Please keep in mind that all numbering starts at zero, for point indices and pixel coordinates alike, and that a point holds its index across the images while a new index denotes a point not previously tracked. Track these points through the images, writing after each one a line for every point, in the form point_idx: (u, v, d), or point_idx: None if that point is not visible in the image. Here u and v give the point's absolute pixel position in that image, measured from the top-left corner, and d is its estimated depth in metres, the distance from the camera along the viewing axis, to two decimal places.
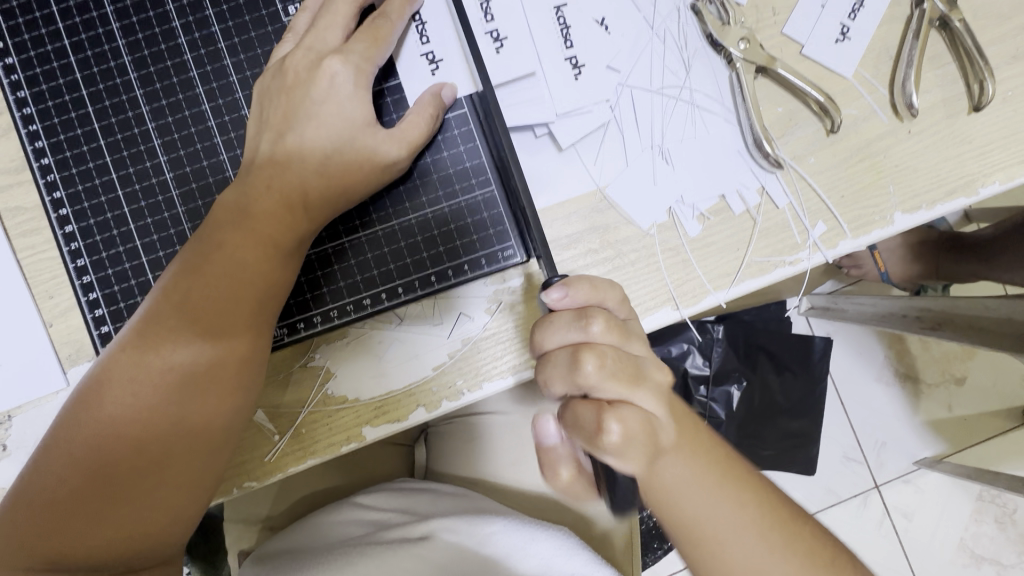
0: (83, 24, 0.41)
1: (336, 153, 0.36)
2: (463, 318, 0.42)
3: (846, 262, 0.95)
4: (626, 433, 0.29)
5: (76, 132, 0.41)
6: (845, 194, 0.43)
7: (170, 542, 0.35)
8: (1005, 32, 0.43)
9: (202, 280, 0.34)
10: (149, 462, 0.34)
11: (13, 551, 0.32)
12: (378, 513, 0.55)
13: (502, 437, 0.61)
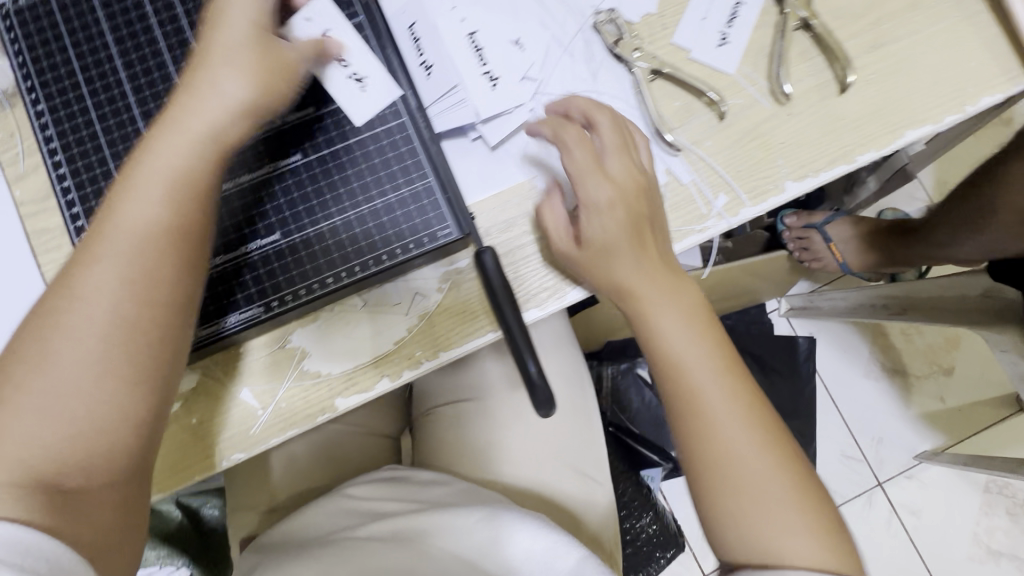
0: (82, 44, 0.46)
1: (240, 54, 0.39)
2: (418, 296, 0.48)
3: (807, 256, 1.03)
4: (583, 257, 0.45)
5: (82, 137, 0.45)
6: (741, 169, 0.49)
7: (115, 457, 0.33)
8: (859, 28, 0.51)
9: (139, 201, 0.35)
10: (94, 389, 0.32)
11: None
12: (372, 505, 0.59)
13: (476, 422, 0.67)
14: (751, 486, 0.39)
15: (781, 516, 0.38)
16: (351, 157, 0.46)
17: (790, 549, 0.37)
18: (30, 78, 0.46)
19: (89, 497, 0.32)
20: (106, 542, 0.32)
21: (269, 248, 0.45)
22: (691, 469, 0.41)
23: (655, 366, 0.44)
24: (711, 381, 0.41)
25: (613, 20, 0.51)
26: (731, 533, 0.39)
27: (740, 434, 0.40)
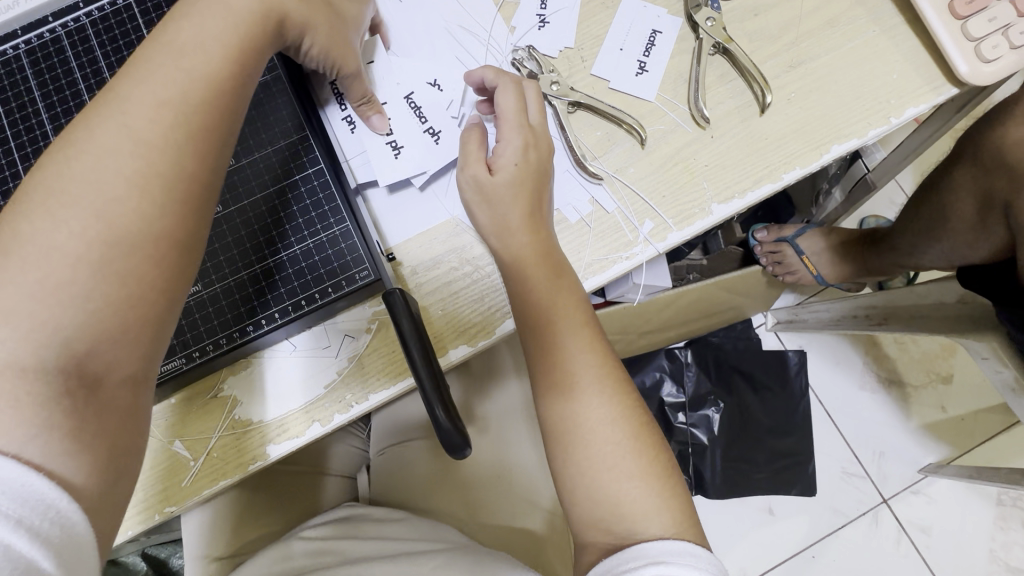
0: (12, 106, 0.47)
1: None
2: (348, 338, 0.49)
3: (780, 269, 0.99)
4: (488, 191, 0.46)
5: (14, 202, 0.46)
6: (665, 195, 0.49)
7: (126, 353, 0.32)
8: (777, 49, 0.51)
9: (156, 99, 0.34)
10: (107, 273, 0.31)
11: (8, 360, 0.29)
12: (321, 544, 0.57)
13: (433, 458, 0.67)
14: (600, 442, 0.42)
15: (627, 475, 0.42)
16: (270, 205, 0.47)
17: (629, 502, 0.41)
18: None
19: (105, 402, 0.31)
20: (115, 463, 0.31)
21: (189, 300, 0.46)
22: (550, 426, 0.44)
23: (523, 324, 0.45)
24: (569, 342, 0.44)
25: (532, 57, 0.52)
26: (579, 488, 0.43)
27: (595, 397, 0.43)
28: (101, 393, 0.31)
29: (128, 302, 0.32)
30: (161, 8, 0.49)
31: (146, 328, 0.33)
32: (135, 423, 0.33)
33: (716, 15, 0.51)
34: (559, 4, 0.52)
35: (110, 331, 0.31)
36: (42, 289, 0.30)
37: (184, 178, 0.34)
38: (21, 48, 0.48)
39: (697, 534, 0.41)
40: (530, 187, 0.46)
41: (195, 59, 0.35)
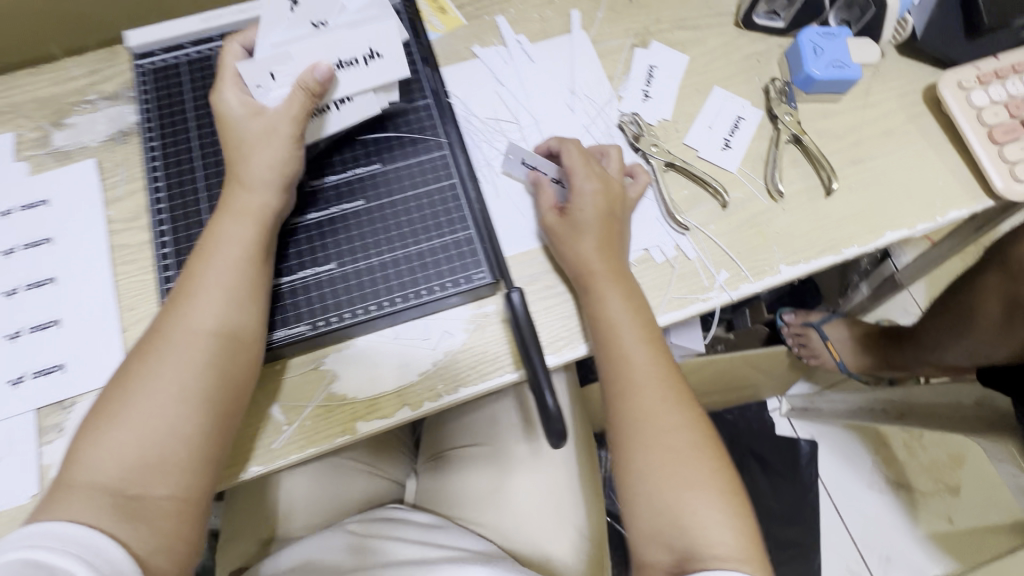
0: (198, 92, 0.56)
1: (259, 138, 0.47)
2: (446, 333, 0.53)
3: (805, 351, 1.04)
4: (560, 226, 0.53)
5: (182, 167, 0.54)
6: (740, 251, 0.56)
7: (171, 478, 0.41)
8: (842, 146, 0.60)
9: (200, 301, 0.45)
10: (170, 403, 0.42)
11: (96, 483, 0.40)
12: (368, 541, 0.58)
13: (479, 467, 0.67)
14: (661, 448, 0.46)
15: (688, 487, 0.44)
16: (405, 207, 0.54)
17: (687, 512, 0.44)
18: (149, 115, 0.55)
19: (149, 509, 0.40)
20: (160, 548, 0.40)
21: (323, 275, 0.52)
22: (615, 432, 0.48)
23: (596, 337, 0.50)
24: (643, 359, 0.49)
25: (635, 121, 0.60)
26: (639, 493, 0.46)
27: (661, 405, 0.47)
28: (141, 503, 0.40)
29: (167, 435, 0.42)
30: None
31: (181, 457, 0.42)
32: (184, 523, 0.42)
33: (793, 112, 0.61)
34: (661, 84, 0.63)
35: (144, 463, 0.41)
36: (122, 423, 0.41)
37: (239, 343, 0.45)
38: (217, 50, 0.57)
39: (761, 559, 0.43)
40: (605, 221, 0.52)
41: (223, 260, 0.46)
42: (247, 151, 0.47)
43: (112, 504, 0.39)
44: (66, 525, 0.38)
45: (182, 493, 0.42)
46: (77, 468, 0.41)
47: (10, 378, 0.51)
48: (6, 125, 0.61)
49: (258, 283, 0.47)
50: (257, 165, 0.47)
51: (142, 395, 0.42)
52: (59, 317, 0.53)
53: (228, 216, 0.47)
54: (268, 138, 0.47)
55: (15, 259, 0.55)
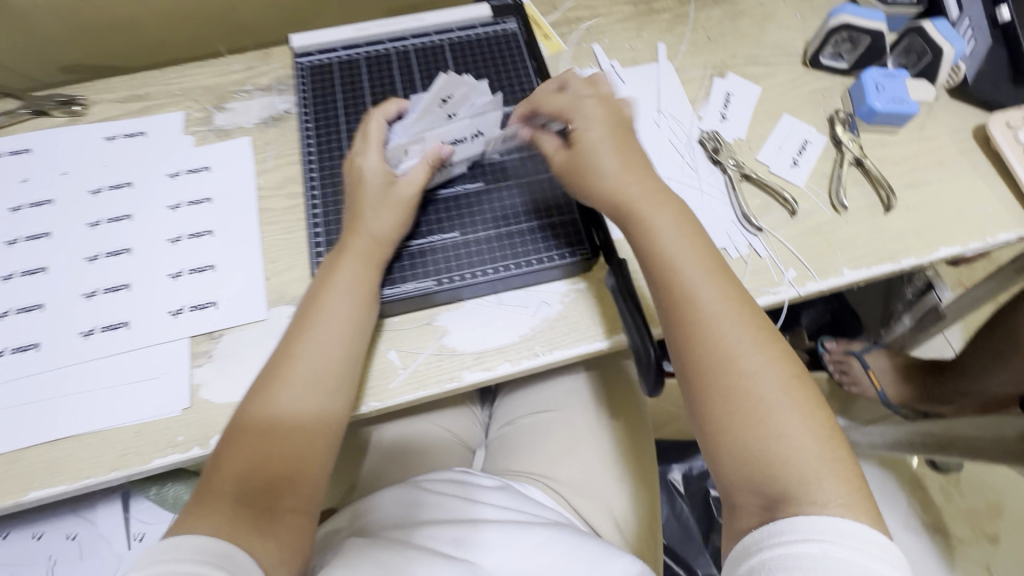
0: (349, 88, 0.69)
1: (385, 200, 0.57)
2: (544, 302, 0.61)
3: (846, 378, 1.09)
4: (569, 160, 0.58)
5: (333, 146, 0.66)
6: (807, 254, 0.63)
7: (296, 487, 0.49)
8: (899, 171, 0.68)
9: (321, 336, 0.52)
10: (298, 419, 0.50)
11: (232, 491, 0.46)
12: (429, 496, 0.59)
13: (551, 432, 0.71)
14: (735, 373, 0.48)
15: (773, 415, 0.46)
16: (520, 190, 0.64)
17: (772, 443, 0.46)
18: (306, 102, 0.68)
19: (277, 518, 0.47)
20: (286, 552, 0.46)
21: (448, 240, 0.62)
22: (686, 364, 0.50)
23: (653, 270, 0.53)
24: (711, 292, 0.51)
25: (715, 138, 0.69)
26: (719, 427, 0.48)
27: (727, 329, 0.49)
28: (271, 511, 0.47)
29: (293, 451, 0.49)
30: (463, 52, 0.71)
31: (305, 468, 0.50)
32: (302, 531, 0.48)
33: (855, 139, 0.69)
34: (737, 108, 0.71)
35: (276, 473, 0.48)
36: (257, 437, 0.49)
37: (348, 374, 0.53)
38: (362, 55, 0.71)
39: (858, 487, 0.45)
40: (620, 146, 0.57)
41: (337, 302, 0.54)
42: (369, 212, 0.57)
43: (249, 510, 0.46)
44: (206, 537, 0.42)
45: (302, 504, 0.49)
46: (216, 476, 0.47)
47: (171, 309, 0.60)
48: (179, 105, 0.72)
49: (368, 315, 0.55)
50: (377, 223, 0.57)
51: (274, 413, 0.50)
52: (214, 262, 0.62)
53: (344, 262, 0.55)
54: (391, 203, 0.57)
55: (181, 213, 0.65)
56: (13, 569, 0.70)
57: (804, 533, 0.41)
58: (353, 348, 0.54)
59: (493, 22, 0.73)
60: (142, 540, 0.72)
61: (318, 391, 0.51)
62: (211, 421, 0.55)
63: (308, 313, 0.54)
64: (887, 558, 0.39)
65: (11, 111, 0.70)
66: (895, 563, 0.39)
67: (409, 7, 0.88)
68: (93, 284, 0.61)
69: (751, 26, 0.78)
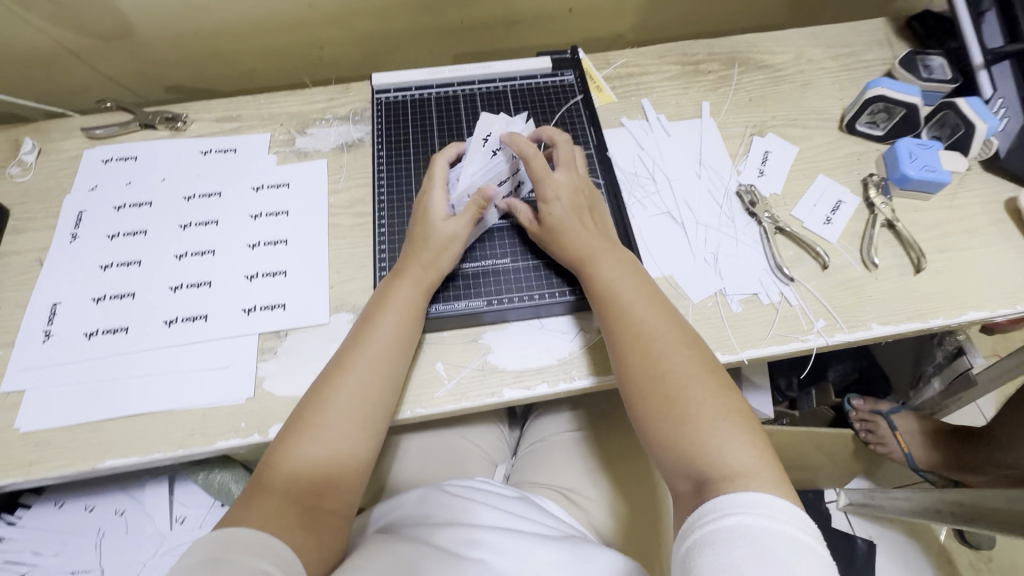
0: (419, 124, 0.76)
1: (444, 231, 0.62)
2: (583, 331, 0.65)
3: (872, 437, 1.08)
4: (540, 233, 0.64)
5: (401, 173, 0.73)
6: (837, 306, 0.66)
7: (340, 491, 0.52)
8: (931, 236, 0.71)
9: (373, 352, 0.57)
10: (346, 426, 0.53)
11: (281, 487, 0.49)
12: (446, 498, 0.61)
13: (575, 451, 0.73)
14: (657, 374, 0.53)
15: (708, 431, 0.48)
16: None
17: (703, 442, 0.48)
18: (381, 132, 0.76)
19: (318, 519, 0.49)
20: (324, 554, 0.48)
21: (498, 266, 0.67)
22: (624, 382, 0.55)
23: (601, 310, 0.58)
24: (654, 320, 0.56)
25: (752, 191, 0.73)
26: (662, 442, 0.50)
27: (670, 355, 0.53)
28: (314, 511, 0.49)
29: (337, 457, 0.52)
30: (523, 98, 0.79)
31: (349, 475, 0.52)
32: (338, 536, 0.51)
33: (888, 202, 0.72)
34: (775, 166, 0.76)
35: (321, 477, 0.51)
36: (309, 439, 0.52)
37: (391, 391, 0.57)
38: (434, 94, 0.79)
39: (769, 468, 0.46)
40: (579, 208, 0.63)
41: (389, 324, 0.58)
42: (426, 244, 0.62)
43: (294, 508, 0.48)
44: (254, 532, 0.45)
45: (341, 509, 0.51)
46: (268, 472, 0.50)
47: (244, 307, 0.66)
48: (266, 128, 0.81)
49: (413, 336, 0.60)
50: (431, 253, 0.62)
51: (325, 417, 0.53)
52: (286, 269, 0.69)
53: (398, 287, 0.60)
54: (447, 238, 0.62)
55: (260, 222, 0.72)
56: (65, 537, 0.75)
57: (726, 507, 0.42)
58: (398, 368, 0.57)
59: (554, 73, 0.81)
60: (183, 523, 0.77)
61: (365, 403, 0.55)
62: (270, 411, 0.60)
63: (363, 329, 0.58)
64: (801, 525, 0.41)
65: (124, 122, 0.80)
66: (807, 529, 0.41)
67: (475, 53, 0.97)
68: (178, 279, 0.68)
69: (791, 91, 0.83)
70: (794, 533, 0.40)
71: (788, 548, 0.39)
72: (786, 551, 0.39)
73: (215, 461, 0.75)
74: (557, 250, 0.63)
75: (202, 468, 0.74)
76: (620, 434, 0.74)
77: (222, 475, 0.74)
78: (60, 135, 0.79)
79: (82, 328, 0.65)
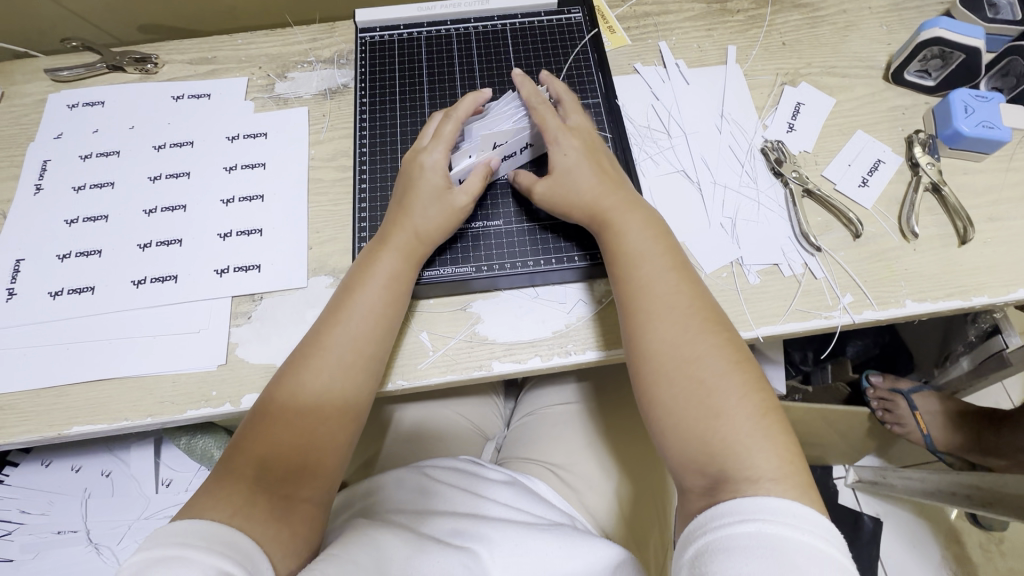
0: (406, 68, 0.69)
1: (434, 193, 0.56)
2: (581, 302, 0.59)
3: (889, 417, 1.00)
4: (550, 187, 0.56)
5: (386, 124, 0.66)
6: (868, 280, 0.59)
7: (315, 478, 0.48)
8: (981, 202, 0.63)
9: (351, 325, 0.52)
10: (321, 408, 0.49)
11: (249, 474, 0.46)
12: (435, 486, 0.58)
13: (571, 426, 0.69)
14: (671, 363, 0.47)
15: (733, 436, 0.43)
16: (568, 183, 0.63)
17: (721, 442, 0.43)
18: (364, 76, 0.69)
19: (291, 508, 0.46)
20: (296, 545, 0.45)
21: (490, 228, 0.61)
22: (638, 370, 0.49)
23: (615, 269, 0.53)
24: (672, 299, 0.50)
25: (779, 149, 0.65)
26: (669, 434, 0.46)
27: (682, 338, 0.48)
28: (286, 500, 0.46)
29: (315, 443, 0.48)
30: (525, 40, 0.71)
31: (324, 462, 0.49)
32: (314, 527, 0.47)
33: (935, 163, 0.64)
34: (806, 120, 0.68)
35: (293, 463, 0.47)
36: (280, 421, 0.48)
37: (374, 370, 0.52)
38: (423, 32, 0.71)
39: (802, 478, 0.42)
40: (591, 158, 0.56)
41: (371, 297, 0.53)
42: (417, 208, 0.56)
43: (265, 496, 0.45)
44: (221, 524, 0.41)
45: (317, 498, 0.48)
46: (237, 456, 0.47)
47: (217, 268, 0.62)
48: (243, 71, 0.74)
49: (397, 309, 0.54)
50: (423, 220, 0.55)
51: (298, 399, 0.49)
52: (262, 227, 0.64)
53: (384, 257, 0.54)
54: (441, 205, 0.56)
55: (235, 176, 0.67)
56: (51, 497, 0.75)
57: (741, 512, 0.38)
58: (383, 346, 0.53)
59: (559, 11, 0.72)
60: (169, 486, 0.76)
61: (345, 383, 0.50)
62: (243, 380, 0.57)
63: (341, 299, 0.53)
64: (827, 537, 0.37)
65: (90, 64, 0.74)
66: (834, 542, 0.37)
67: None
68: (147, 236, 0.63)
69: (831, 33, 0.73)
70: (824, 549, 0.36)
71: (805, 561, 0.35)
72: (804, 562, 0.35)
73: (197, 426, 0.73)
74: (565, 205, 0.56)
75: (184, 433, 0.72)
76: (622, 409, 0.70)
77: (204, 441, 0.72)
78: (24, 76, 0.73)
79: (46, 288, 0.61)
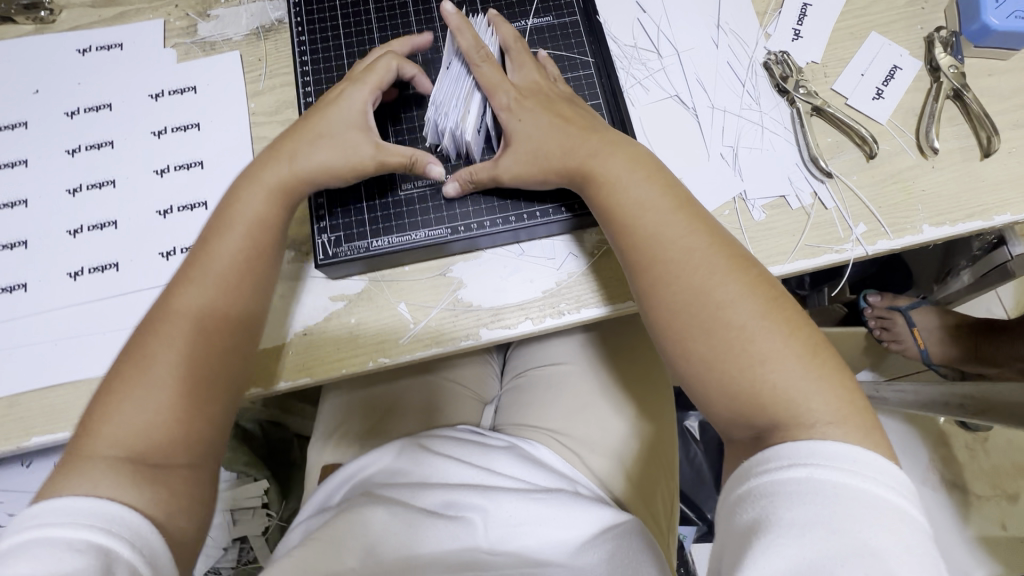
0: None
1: (320, 132, 0.48)
2: (571, 256, 0.54)
3: (886, 335, 1.01)
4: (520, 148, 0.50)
5: (331, 66, 0.57)
6: (883, 205, 0.54)
7: (193, 435, 0.42)
8: (1006, 106, 0.56)
9: (213, 265, 0.45)
10: (187, 360, 0.43)
11: (112, 440, 0.40)
12: (432, 455, 0.55)
13: (569, 387, 0.66)
14: (697, 306, 0.43)
15: (787, 379, 0.40)
16: None
17: (770, 386, 0.40)
18: (299, 8, 0.58)
19: (166, 470, 0.40)
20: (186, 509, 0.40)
21: None
22: (668, 320, 0.44)
23: (610, 226, 0.47)
24: (675, 238, 0.45)
25: (783, 61, 0.58)
26: (711, 386, 0.42)
27: (708, 277, 0.43)
28: (161, 461, 0.40)
29: (187, 397, 0.42)
30: None
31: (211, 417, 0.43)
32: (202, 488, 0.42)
33: (958, 65, 0.56)
34: (814, 24, 0.59)
35: (166, 424, 0.41)
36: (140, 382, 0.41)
37: (248, 313, 0.46)
38: None
39: (859, 417, 0.39)
40: (559, 105, 0.50)
41: (234, 234, 0.46)
42: (298, 145, 0.48)
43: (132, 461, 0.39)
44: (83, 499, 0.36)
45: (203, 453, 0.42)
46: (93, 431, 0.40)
47: (162, 250, 0.55)
48: (157, 11, 0.62)
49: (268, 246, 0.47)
50: (306, 157, 0.48)
51: (157, 356, 0.42)
52: (206, 199, 0.56)
53: (249, 187, 0.47)
54: (333, 143, 0.48)
55: (166, 141, 0.58)
56: None
57: (792, 457, 0.36)
58: (256, 287, 0.46)
59: None
60: None
61: (212, 330, 0.44)
62: None
63: (203, 242, 0.46)
64: (889, 485, 0.34)
65: None
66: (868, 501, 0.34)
67: None
68: (76, 220, 0.56)
69: None
70: (888, 497, 0.33)
71: (865, 512, 0.32)
72: (865, 512, 0.32)
73: None
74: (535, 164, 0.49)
75: None
76: (619, 363, 0.67)
77: None
78: None
79: None
